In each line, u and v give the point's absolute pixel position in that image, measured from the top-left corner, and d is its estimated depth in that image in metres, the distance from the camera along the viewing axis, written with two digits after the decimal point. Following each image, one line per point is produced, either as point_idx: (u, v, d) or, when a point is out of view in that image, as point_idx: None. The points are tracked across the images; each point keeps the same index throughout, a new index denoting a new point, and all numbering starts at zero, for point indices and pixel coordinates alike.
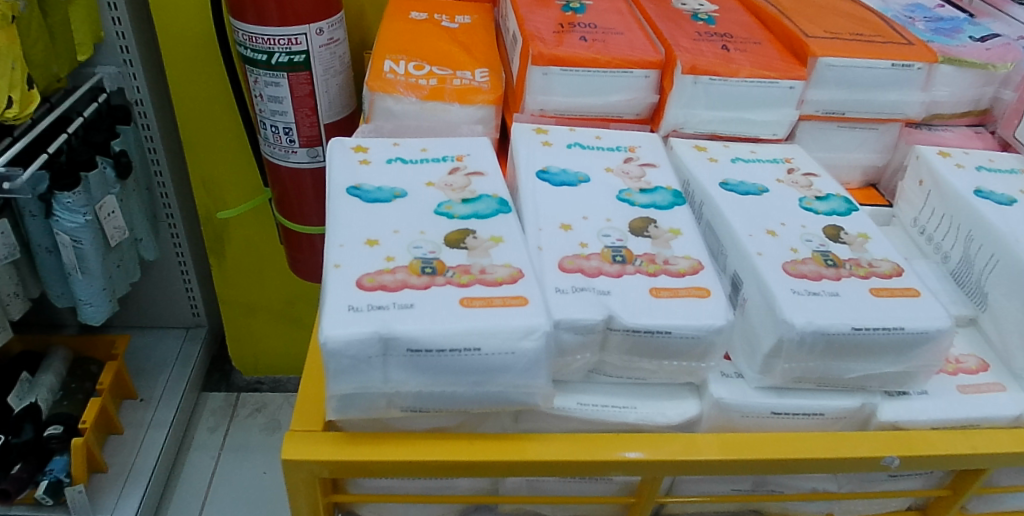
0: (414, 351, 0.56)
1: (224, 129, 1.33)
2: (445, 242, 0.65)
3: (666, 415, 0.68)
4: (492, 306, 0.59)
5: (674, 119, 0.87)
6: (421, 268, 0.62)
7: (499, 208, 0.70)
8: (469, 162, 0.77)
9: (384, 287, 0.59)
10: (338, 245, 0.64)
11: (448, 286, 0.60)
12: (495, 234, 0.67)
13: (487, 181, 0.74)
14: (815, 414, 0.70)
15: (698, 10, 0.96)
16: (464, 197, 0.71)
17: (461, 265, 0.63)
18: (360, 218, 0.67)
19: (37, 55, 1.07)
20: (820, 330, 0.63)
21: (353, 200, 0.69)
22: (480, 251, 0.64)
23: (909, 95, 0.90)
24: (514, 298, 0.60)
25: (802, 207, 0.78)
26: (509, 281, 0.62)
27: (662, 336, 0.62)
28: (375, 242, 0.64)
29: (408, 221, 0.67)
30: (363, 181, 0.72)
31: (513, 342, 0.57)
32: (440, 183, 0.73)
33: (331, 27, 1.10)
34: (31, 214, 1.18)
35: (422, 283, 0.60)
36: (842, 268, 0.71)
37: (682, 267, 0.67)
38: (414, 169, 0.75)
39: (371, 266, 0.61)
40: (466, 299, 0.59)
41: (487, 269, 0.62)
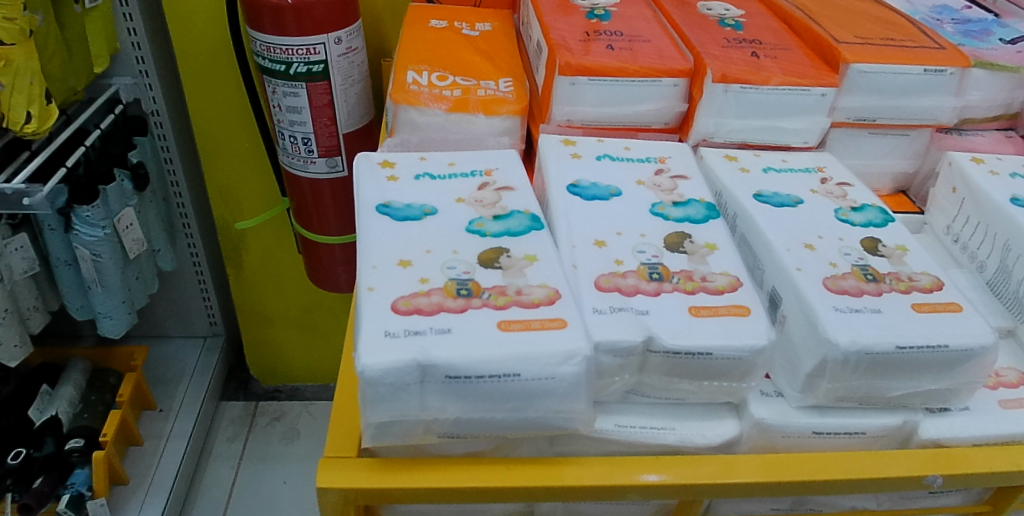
0: (452, 377, 0.55)
1: (241, 139, 1.32)
2: (478, 261, 0.64)
3: (706, 436, 0.67)
4: (531, 329, 0.57)
5: (704, 128, 0.85)
6: (456, 290, 0.60)
7: (532, 224, 0.69)
8: (499, 176, 0.75)
9: (420, 311, 0.58)
10: (370, 266, 0.62)
11: (485, 308, 0.59)
12: (530, 252, 0.65)
13: (518, 196, 0.72)
14: (857, 433, 0.69)
15: (725, 16, 0.94)
16: (495, 213, 0.70)
17: (497, 286, 0.61)
18: (391, 238, 0.66)
19: (54, 70, 1.04)
20: (863, 349, 0.62)
21: (384, 218, 0.68)
22: (516, 271, 0.63)
23: (941, 100, 0.88)
24: (553, 321, 0.58)
25: (838, 219, 0.76)
26: (547, 302, 0.60)
27: (703, 357, 0.61)
28: (408, 262, 0.63)
29: (440, 241, 0.66)
30: (390, 198, 0.71)
31: (554, 367, 0.55)
32: (470, 199, 0.72)
33: (350, 35, 1.09)
34: (50, 228, 1.16)
35: (458, 306, 0.59)
36: (882, 283, 0.69)
37: (720, 284, 0.66)
38: (443, 184, 0.74)
39: (406, 288, 0.60)
40: (504, 322, 0.58)
41: (524, 290, 0.61)
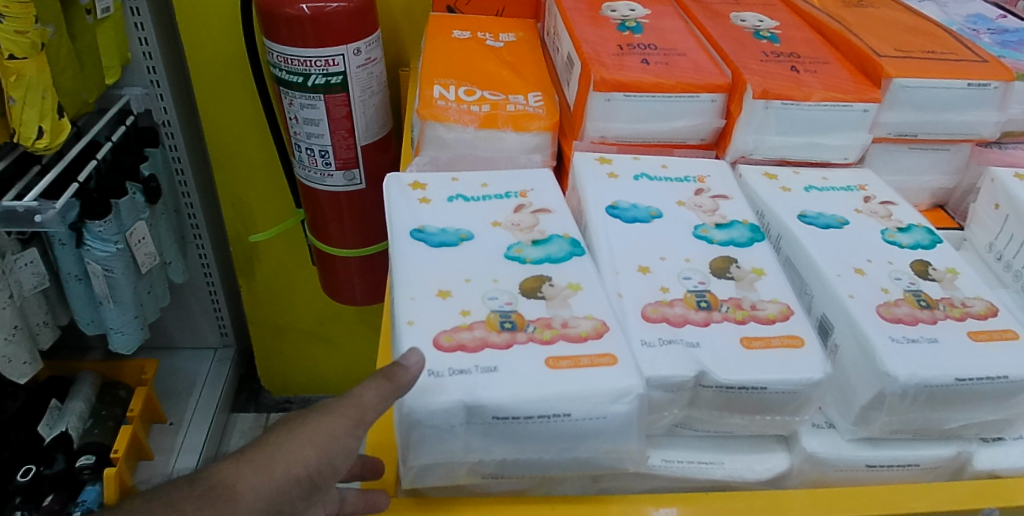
0: (500, 418, 0.52)
1: (254, 150, 1.29)
2: (520, 291, 0.61)
3: (755, 471, 0.64)
4: (580, 366, 0.55)
5: (743, 145, 0.82)
6: (500, 323, 0.58)
7: (573, 249, 0.66)
8: (535, 197, 0.73)
9: (464, 346, 0.56)
10: (408, 297, 0.60)
11: (531, 344, 0.56)
12: (573, 280, 0.63)
13: (556, 219, 0.70)
14: (910, 465, 0.66)
15: (759, 27, 0.92)
16: (534, 239, 0.67)
17: (542, 318, 0.59)
18: (429, 266, 0.63)
19: (65, 82, 1.01)
20: (923, 383, 0.60)
21: (420, 243, 0.65)
22: (560, 301, 0.61)
23: (986, 115, 0.85)
24: (603, 356, 0.55)
25: (885, 240, 0.74)
26: (595, 335, 0.58)
27: (758, 391, 0.58)
28: (447, 292, 0.60)
29: (479, 268, 0.63)
30: (423, 223, 0.68)
31: (606, 406, 0.53)
32: (506, 223, 0.69)
33: (369, 46, 1.06)
34: (60, 242, 1.13)
35: (503, 341, 0.56)
36: (936, 309, 0.67)
37: (771, 313, 0.64)
38: (477, 207, 0.71)
39: (447, 322, 0.57)
40: (552, 359, 0.55)
41: (570, 322, 0.58)
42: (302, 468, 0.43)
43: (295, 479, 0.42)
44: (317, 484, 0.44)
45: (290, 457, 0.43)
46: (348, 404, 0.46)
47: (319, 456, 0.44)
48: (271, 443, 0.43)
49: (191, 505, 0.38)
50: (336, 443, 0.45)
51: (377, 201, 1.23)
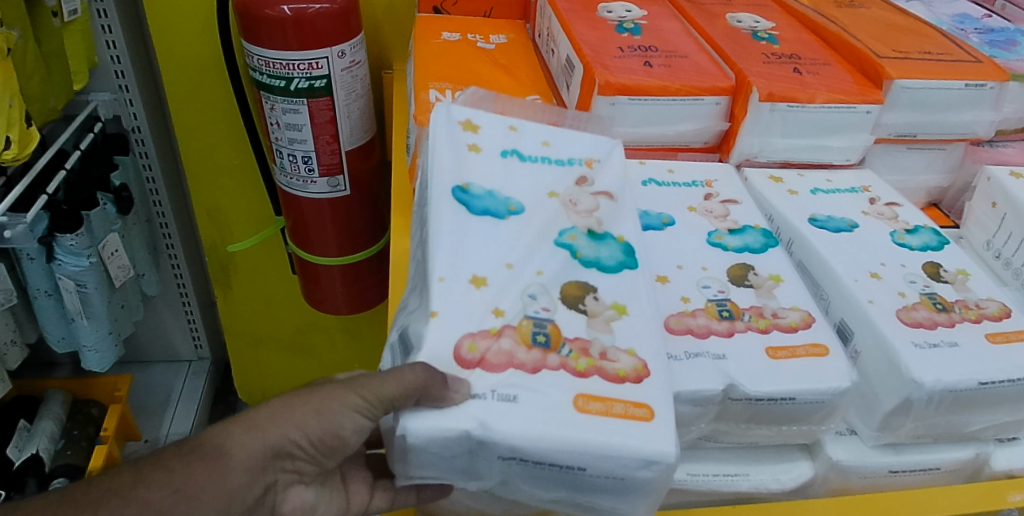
0: (507, 457, 0.49)
1: (230, 156, 1.24)
2: (561, 293, 0.59)
3: (780, 481, 0.63)
4: (612, 413, 0.51)
5: (748, 149, 0.82)
6: (534, 337, 0.55)
7: (623, 261, 0.63)
8: (597, 174, 0.70)
9: (486, 361, 0.53)
10: (437, 278, 0.56)
11: (563, 373, 0.53)
12: (619, 302, 0.59)
13: (613, 210, 0.67)
14: (931, 469, 0.65)
15: (756, 28, 0.92)
16: (591, 230, 0.65)
17: (581, 341, 0.56)
18: (473, 241, 0.60)
19: (32, 89, 0.95)
20: (948, 388, 0.59)
21: (461, 208, 0.62)
22: (601, 322, 0.58)
23: (982, 115, 0.85)
24: (638, 407, 0.52)
25: (895, 243, 0.73)
26: (634, 376, 0.54)
27: (786, 402, 0.57)
28: (481, 283, 0.57)
29: (520, 256, 0.60)
30: (472, 181, 0.65)
31: (629, 470, 0.49)
32: (564, 196, 0.67)
33: (353, 48, 1.02)
34: (29, 257, 1.06)
35: (531, 363, 0.53)
36: (953, 312, 0.66)
37: (793, 320, 0.62)
38: (529, 174, 0.68)
39: (476, 323, 0.54)
40: (581, 401, 0.51)
41: (609, 355, 0.55)
42: (302, 432, 0.52)
43: (291, 439, 0.52)
44: (320, 446, 0.53)
45: (291, 423, 0.52)
46: (356, 389, 0.52)
47: (321, 427, 0.52)
48: (277, 411, 0.53)
49: (180, 463, 0.50)
50: (336, 419, 0.52)
51: (362, 208, 1.18)
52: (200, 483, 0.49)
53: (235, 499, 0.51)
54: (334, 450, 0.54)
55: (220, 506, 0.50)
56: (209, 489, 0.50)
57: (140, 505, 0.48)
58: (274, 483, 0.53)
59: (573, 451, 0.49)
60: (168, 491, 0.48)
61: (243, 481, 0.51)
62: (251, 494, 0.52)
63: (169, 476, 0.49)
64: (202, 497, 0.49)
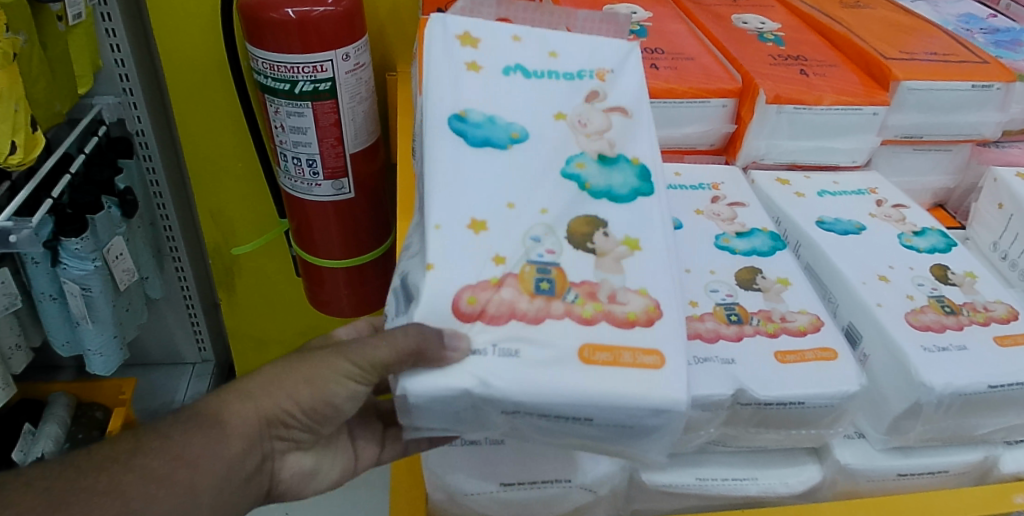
0: (511, 412, 0.49)
1: (234, 159, 1.24)
2: (569, 232, 0.56)
3: (788, 485, 0.63)
4: (620, 363, 0.50)
5: (755, 151, 0.82)
6: (536, 284, 0.53)
7: (636, 188, 0.59)
8: (609, 86, 0.64)
9: (486, 314, 0.51)
10: (433, 226, 0.53)
11: (568, 320, 0.51)
12: (631, 235, 0.57)
13: (627, 129, 0.62)
14: (939, 472, 0.65)
15: (762, 30, 0.92)
16: (601, 154, 0.60)
17: (589, 284, 0.54)
18: (471, 180, 0.56)
19: (38, 94, 0.95)
20: (958, 391, 0.59)
21: (458, 140, 0.58)
22: (611, 262, 0.55)
23: (988, 116, 0.85)
24: (648, 354, 0.50)
25: (902, 245, 0.73)
26: (644, 320, 0.52)
27: (795, 407, 0.57)
28: (480, 227, 0.54)
29: (522, 193, 0.57)
30: (471, 107, 0.60)
31: (641, 419, 0.48)
32: (572, 116, 0.62)
33: (358, 51, 1.01)
34: (34, 261, 1.06)
35: (534, 314, 0.51)
36: (961, 314, 0.66)
37: (802, 324, 0.62)
38: (535, 89, 0.62)
39: (475, 274, 0.52)
40: (588, 351, 0.50)
41: (619, 298, 0.53)
42: (297, 401, 0.54)
43: (287, 408, 0.54)
44: (316, 413, 0.55)
45: (285, 391, 0.54)
46: (348, 355, 0.53)
47: (315, 394, 0.54)
48: (271, 379, 0.54)
49: (179, 432, 0.51)
50: (329, 386, 0.54)
51: (367, 210, 1.18)
52: (198, 450, 0.51)
53: (234, 467, 0.52)
54: (329, 416, 0.56)
55: (219, 474, 0.51)
56: (208, 456, 0.51)
57: (138, 471, 0.49)
58: (273, 449, 0.55)
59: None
60: (167, 457, 0.50)
61: (241, 449, 0.53)
62: (251, 460, 0.53)
63: (167, 443, 0.50)
64: (200, 463, 0.51)
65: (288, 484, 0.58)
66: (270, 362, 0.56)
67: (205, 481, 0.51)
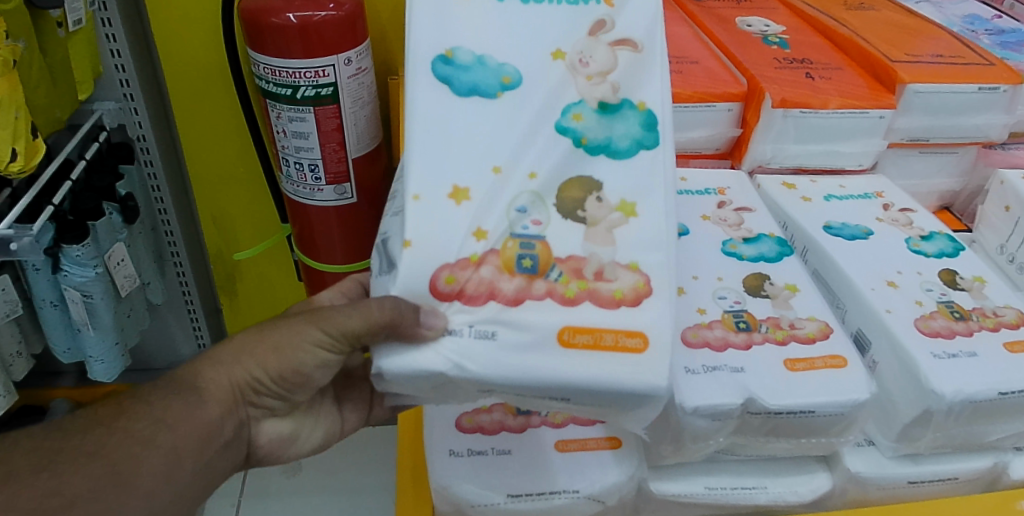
0: (485, 391, 0.50)
1: (235, 164, 1.23)
2: (558, 199, 0.54)
3: (799, 493, 0.62)
4: (600, 346, 0.49)
5: (761, 155, 0.81)
6: (518, 262, 0.52)
7: (639, 141, 0.56)
8: (618, 14, 0.59)
9: (464, 293, 0.50)
10: (412, 197, 0.52)
11: (549, 299, 0.51)
12: (627, 200, 0.55)
13: (633, 65, 0.58)
14: (949, 478, 0.65)
15: (767, 32, 0.92)
16: (603, 102, 0.57)
17: (575, 260, 0.52)
18: (456, 142, 0.54)
19: (38, 100, 0.95)
20: (969, 399, 0.59)
21: (445, 88, 0.56)
22: (603, 233, 0.53)
23: (995, 118, 0.84)
24: (631, 337, 0.49)
25: (910, 249, 0.73)
26: (632, 299, 0.51)
27: (806, 416, 0.57)
28: (462, 195, 0.53)
29: (511, 153, 0.54)
30: (459, 44, 0.57)
31: (631, 396, 0.49)
32: (572, 54, 0.58)
33: (360, 55, 1.01)
34: (35, 268, 1.06)
35: (512, 293, 0.51)
36: (971, 320, 0.65)
37: (811, 331, 0.62)
38: (533, 18, 0.59)
39: (455, 251, 0.51)
40: (568, 333, 0.49)
41: (607, 274, 0.52)
42: (266, 369, 0.58)
43: (258, 376, 0.58)
44: (285, 378, 0.58)
45: (254, 359, 0.58)
46: (312, 323, 0.56)
47: (283, 361, 0.57)
48: (244, 347, 0.59)
49: (157, 396, 0.56)
50: (296, 354, 0.57)
51: (370, 215, 1.18)
52: (177, 412, 0.56)
53: (210, 430, 0.57)
54: (300, 382, 0.59)
55: (197, 436, 0.56)
56: (186, 418, 0.56)
57: (120, 433, 0.53)
58: (248, 415, 0.60)
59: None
60: (148, 419, 0.54)
61: (218, 412, 0.58)
62: (228, 425, 0.59)
63: (147, 408, 0.55)
64: (180, 425, 0.55)
65: (267, 448, 0.64)
66: (244, 331, 0.60)
67: (186, 443, 0.55)
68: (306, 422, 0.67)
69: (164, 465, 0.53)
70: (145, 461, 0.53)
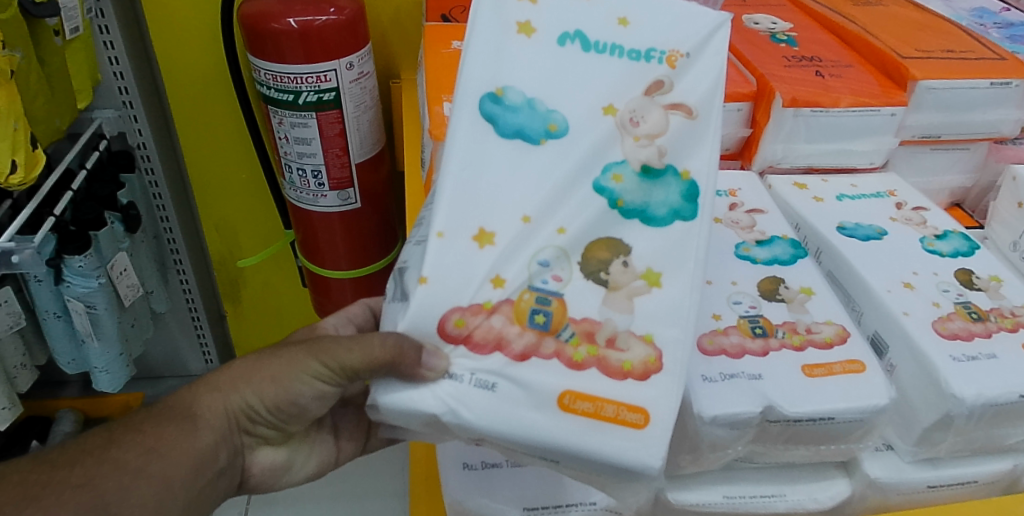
0: (477, 440, 0.49)
1: (237, 170, 1.23)
2: (584, 257, 0.53)
3: (818, 500, 0.61)
4: (601, 416, 0.48)
5: (771, 155, 0.80)
6: (530, 317, 0.50)
7: (679, 212, 0.54)
8: (680, 77, 0.56)
9: (471, 339, 0.49)
10: (435, 234, 0.51)
11: (557, 361, 0.50)
12: (654, 268, 0.53)
13: (687, 132, 0.55)
14: (969, 482, 0.64)
15: (773, 30, 0.91)
16: (646, 165, 0.55)
17: (589, 324, 0.51)
18: (482, 175, 0.53)
19: (37, 110, 0.93)
20: (990, 402, 0.58)
21: (488, 127, 0.54)
22: (624, 298, 0.52)
23: (1007, 114, 0.83)
24: (633, 410, 0.48)
25: (926, 250, 0.72)
26: (639, 372, 0.50)
27: (824, 422, 0.56)
28: (486, 242, 0.51)
29: (544, 204, 0.53)
30: (511, 84, 0.55)
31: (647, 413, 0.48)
32: (624, 112, 0.56)
33: (361, 59, 0.99)
34: (37, 279, 1.05)
35: (519, 348, 0.50)
36: (989, 321, 0.64)
37: (828, 335, 0.61)
38: (588, 67, 0.56)
39: (469, 295, 0.50)
40: (569, 398, 0.48)
41: (620, 344, 0.51)
42: (263, 399, 0.57)
43: (255, 404, 0.57)
44: (280, 409, 0.57)
45: (252, 389, 0.56)
46: (311, 355, 0.55)
47: (280, 392, 0.56)
48: (242, 374, 0.57)
49: (149, 425, 0.55)
50: (293, 386, 0.56)
51: (373, 221, 1.17)
52: (171, 440, 0.55)
53: (203, 459, 0.56)
54: (296, 412, 0.58)
55: (190, 464, 0.55)
56: (179, 448, 0.55)
57: (110, 463, 0.52)
58: (243, 444, 0.59)
59: (603, 469, 0.48)
60: (139, 448, 0.53)
61: (211, 441, 0.56)
62: (221, 454, 0.57)
63: (140, 436, 0.54)
64: (172, 453, 0.54)
65: (259, 478, 0.63)
66: (244, 357, 0.59)
67: (177, 472, 0.54)
68: (300, 451, 0.65)
69: (153, 497, 0.52)
70: (134, 492, 0.52)
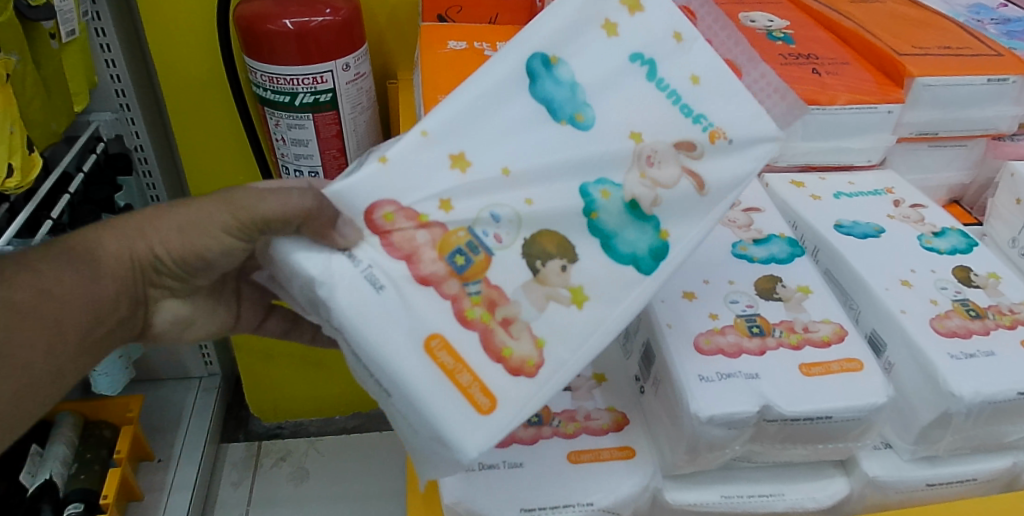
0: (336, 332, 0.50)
1: (235, 172, 1.23)
2: (535, 236, 0.52)
3: (816, 499, 0.61)
4: (453, 379, 0.48)
5: None
6: (451, 255, 0.50)
7: (636, 260, 0.53)
8: (710, 156, 0.55)
9: (390, 235, 0.50)
10: (421, 130, 0.52)
11: (449, 311, 0.50)
12: (586, 288, 0.52)
13: (684, 205, 0.55)
14: (968, 480, 0.64)
15: (771, 28, 0.90)
16: (635, 200, 0.54)
17: (499, 293, 0.51)
18: (482, 126, 0.53)
19: (33, 114, 0.93)
20: (988, 400, 0.57)
21: (523, 79, 0.54)
22: (544, 295, 0.51)
23: (1004, 110, 0.83)
24: (484, 394, 0.49)
25: (923, 246, 0.72)
26: (513, 365, 0.50)
27: (822, 421, 0.56)
28: (460, 170, 0.52)
29: (533, 168, 0.53)
30: (569, 61, 0.55)
31: None
32: (648, 146, 0.54)
33: (358, 60, 0.99)
34: None
35: (425, 271, 0.50)
36: (987, 319, 0.64)
37: (825, 334, 0.60)
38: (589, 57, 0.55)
39: (413, 200, 0.51)
40: (435, 343, 0.49)
41: (514, 332, 0.50)
42: (169, 251, 0.54)
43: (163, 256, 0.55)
44: (188, 265, 0.56)
45: (158, 238, 0.54)
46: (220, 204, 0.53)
47: (185, 243, 0.54)
48: (149, 219, 0.54)
49: (44, 265, 0.50)
50: (200, 239, 0.54)
51: None
52: (71, 286, 0.51)
53: (101, 303, 0.53)
54: (202, 266, 0.57)
55: (89, 309, 0.52)
56: (76, 292, 0.51)
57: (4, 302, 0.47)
58: (146, 294, 0.57)
59: None
60: (33, 290, 0.48)
61: (113, 289, 0.53)
62: (122, 302, 0.55)
63: (35, 276, 0.49)
64: (70, 299, 0.50)
65: (160, 329, 0.63)
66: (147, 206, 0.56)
67: (76, 317, 0.51)
68: (203, 311, 0.67)
69: (47, 344, 0.49)
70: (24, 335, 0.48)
